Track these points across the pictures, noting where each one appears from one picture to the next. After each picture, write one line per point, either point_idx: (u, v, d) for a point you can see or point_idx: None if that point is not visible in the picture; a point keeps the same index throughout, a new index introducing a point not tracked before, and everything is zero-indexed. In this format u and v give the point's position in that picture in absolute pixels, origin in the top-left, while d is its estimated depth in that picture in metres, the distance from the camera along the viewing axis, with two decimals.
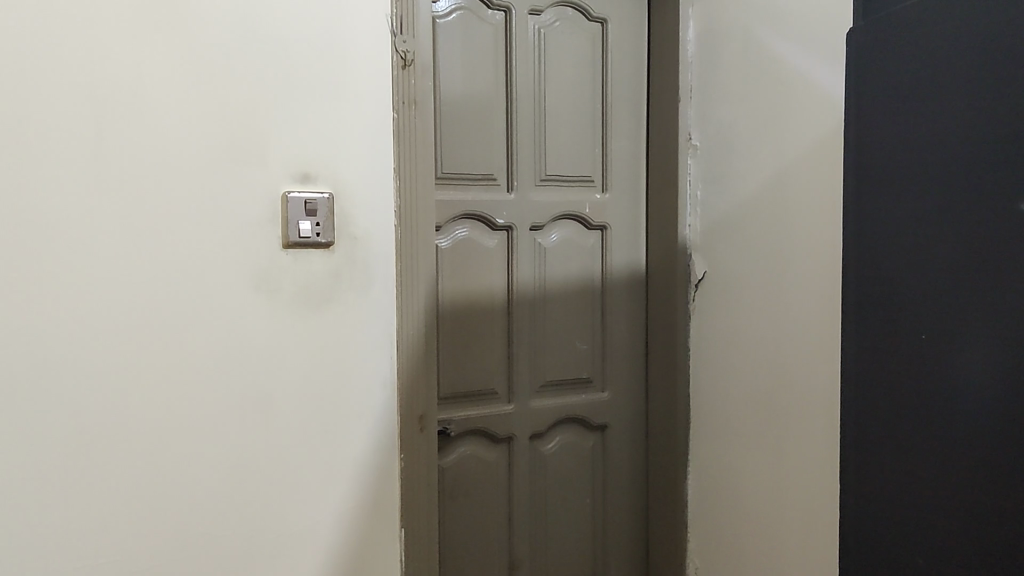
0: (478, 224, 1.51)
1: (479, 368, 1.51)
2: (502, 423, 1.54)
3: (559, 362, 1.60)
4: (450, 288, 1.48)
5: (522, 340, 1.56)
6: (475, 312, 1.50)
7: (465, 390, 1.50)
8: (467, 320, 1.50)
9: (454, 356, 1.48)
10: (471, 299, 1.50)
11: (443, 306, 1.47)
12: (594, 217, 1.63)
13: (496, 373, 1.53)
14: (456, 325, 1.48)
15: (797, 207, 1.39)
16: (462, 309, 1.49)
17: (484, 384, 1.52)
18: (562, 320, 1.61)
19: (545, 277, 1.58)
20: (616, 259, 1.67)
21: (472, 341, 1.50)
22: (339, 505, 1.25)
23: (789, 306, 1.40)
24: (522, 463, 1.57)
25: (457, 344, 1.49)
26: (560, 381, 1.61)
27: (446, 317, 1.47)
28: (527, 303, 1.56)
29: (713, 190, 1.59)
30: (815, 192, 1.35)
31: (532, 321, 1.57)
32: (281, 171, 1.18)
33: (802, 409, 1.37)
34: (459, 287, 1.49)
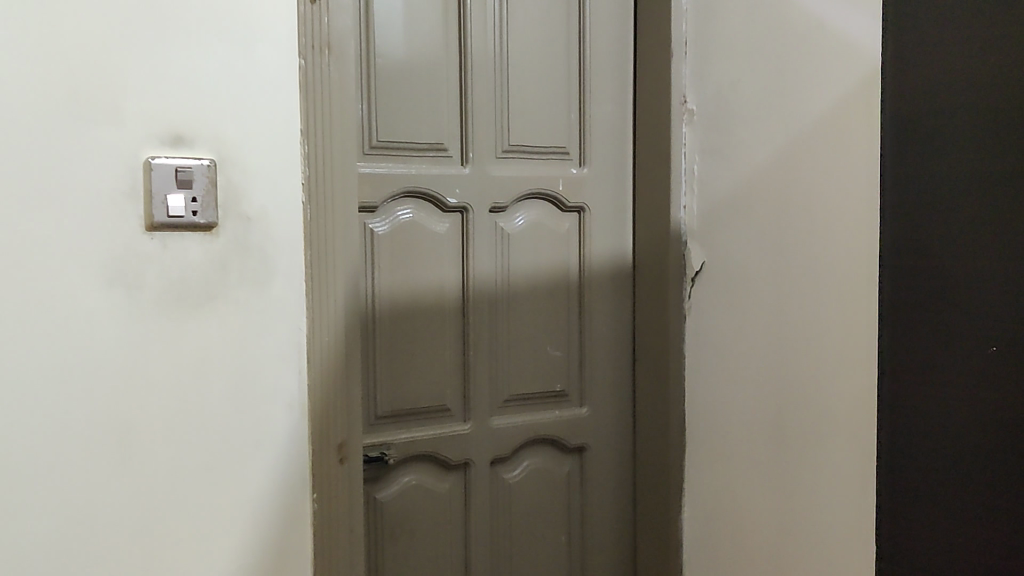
0: (425, 205, 1.24)
1: (425, 379, 1.24)
2: (455, 446, 1.26)
3: (526, 373, 1.33)
4: (388, 281, 1.21)
5: (480, 345, 1.28)
6: (420, 311, 1.24)
7: (407, 406, 1.23)
8: (410, 320, 1.23)
9: (393, 364, 1.21)
10: (414, 295, 1.23)
11: (379, 305, 1.20)
12: (570, 196, 1.36)
13: (447, 386, 1.26)
14: (396, 327, 1.22)
15: (829, 182, 1.12)
16: (403, 308, 1.22)
17: (432, 399, 1.25)
18: (530, 322, 1.33)
19: (508, 269, 1.31)
20: (598, 248, 1.38)
21: (415, 347, 1.23)
22: (230, 560, 0.98)
23: (818, 306, 1.14)
24: (481, 494, 1.30)
25: (397, 350, 1.22)
26: (529, 394, 1.33)
27: (382, 317, 1.20)
28: (485, 300, 1.29)
29: (714, 164, 1.32)
30: (857, 162, 1.07)
31: (492, 323, 1.29)
32: (141, 132, 0.91)
33: (837, 433, 1.11)
34: (399, 281, 1.22)
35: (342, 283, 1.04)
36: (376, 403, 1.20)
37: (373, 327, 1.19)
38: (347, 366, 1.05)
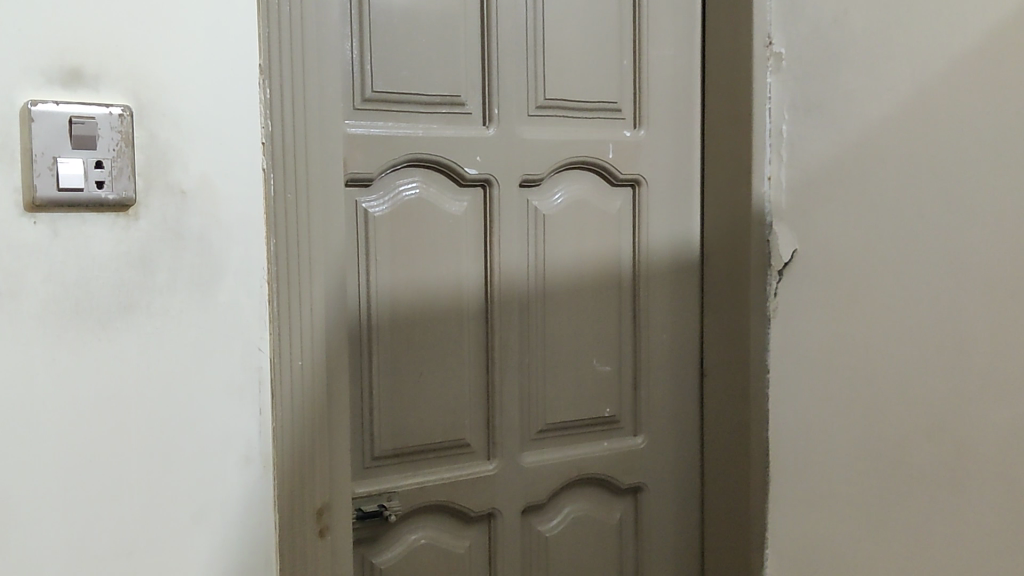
0: (435, 177, 0.95)
1: (436, 407, 0.95)
2: (477, 492, 0.97)
3: (565, 396, 1.03)
4: (388, 279, 0.92)
5: (507, 361, 0.99)
6: (430, 318, 0.95)
7: (413, 442, 0.94)
8: (417, 330, 0.94)
9: (395, 388, 0.92)
10: (423, 296, 0.94)
11: (375, 313, 0.91)
12: (622, 166, 1.05)
13: (466, 415, 0.97)
14: (398, 338, 0.93)
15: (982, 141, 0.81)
16: (407, 313, 0.93)
17: (446, 432, 0.96)
18: (571, 329, 1.03)
19: (543, 261, 1.01)
20: (656, 234, 1.08)
21: (423, 364, 0.94)
22: None
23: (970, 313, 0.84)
24: (511, 552, 1.00)
25: (400, 369, 0.93)
26: (570, 422, 1.03)
27: (381, 327, 0.91)
28: (511, 303, 0.99)
29: (817, 126, 1.01)
30: None
31: (522, 331, 1.00)
32: (13, 61, 0.60)
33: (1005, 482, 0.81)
34: (403, 279, 0.93)
35: (322, 284, 0.74)
36: (372, 440, 0.91)
37: (370, 340, 0.91)
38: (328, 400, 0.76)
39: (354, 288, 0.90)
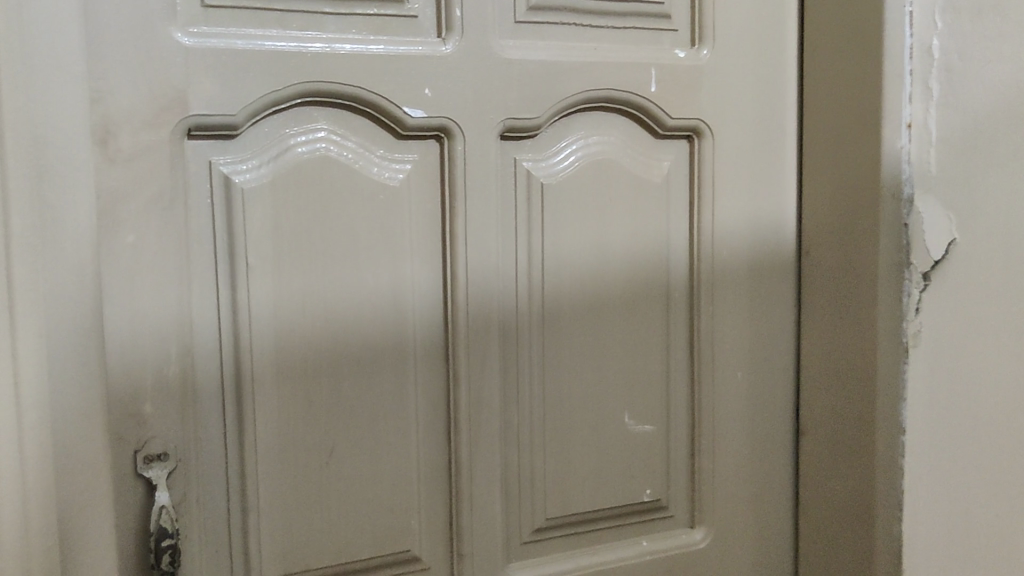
0: (356, 126, 0.57)
1: (357, 505, 0.58)
2: None
3: (579, 476, 0.65)
4: (268, 297, 0.55)
5: (478, 424, 0.61)
6: (343, 360, 0.57)
7: (316, 561, 0.57)
8: (321, 381, 0.57)
9: (283, 477, 0.56)
10: (330, 325, 0.57)
11: (247, 354, 0.55)
12: (676, 106, 0.65)
13: (410, 512, 0.60)
14: (287, 394, 0.56)
15: None
16: (302, 353, 0.56)
17: (375, 542, 0.59)
18: (586, 372, 0.64)
19: (537, 262, 0.62)
20: (728, 213, 0.68)
21: (331, 436, 0.57)
22: None
23: None
24: None
25: (292, 445, 0.56)
26: (588, 514, 0.65)
27: (258, 378, 0.55)
28: (486, 331, 0.61)
29: (1005, 38, 0.62)
30: None
31: (506, 375, 0.62)
32: None
33: None
34: (293, 298, 0.56)
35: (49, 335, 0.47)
36: (249, 561, 0.56)
37: (239, 399, 0.55)
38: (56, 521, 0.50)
39: (208, 313, 0.54)
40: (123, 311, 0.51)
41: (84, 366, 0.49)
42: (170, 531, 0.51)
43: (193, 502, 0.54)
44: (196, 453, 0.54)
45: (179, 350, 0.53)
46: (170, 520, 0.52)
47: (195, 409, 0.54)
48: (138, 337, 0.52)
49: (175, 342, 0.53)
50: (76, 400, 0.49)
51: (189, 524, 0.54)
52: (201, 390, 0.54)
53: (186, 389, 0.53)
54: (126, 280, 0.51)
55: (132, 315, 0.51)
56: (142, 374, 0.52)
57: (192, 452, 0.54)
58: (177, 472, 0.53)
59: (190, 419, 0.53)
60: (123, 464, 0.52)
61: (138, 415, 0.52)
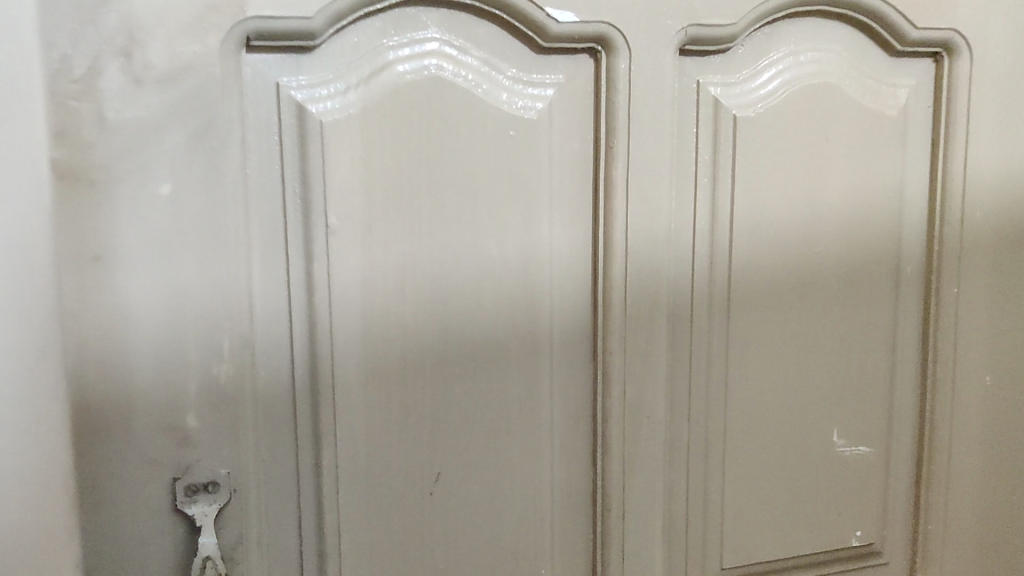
0: (482, 36, 0.41)
1: (473, 550, 0.44)
2: None
3: (767, 513, 0.49)
4: (356, 275, 0.40)
5: (635, 446, 0.45)
6: (456, 358, 0.42)
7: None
8: (426, 387, 0.42)
9: (374, 513, 0.42)
10: (440, 313, 0.42)
11: (326, 351, 0.40)
12: (924, 13, 0.47)
13: (542, 560, 0.45)
14: (383, 405, 0.41)
15: None
16: (402, 351, 0.41)
17: None
18: (782, 378, 0.48)
19: (721, 228, 0.46)
20: (985, 164, 0.49)
21: (438, 459, 0.43)
22: None
23: None
24: None
25: (385, 472, 0.42)
26: (773, 563, 0.50)
27: (341, 384, 0.41)
28: (649, 321, 0.45)
29: None
30: None
31: (674, 381, 0.46)
32: None
33: None
34: (388, 278, 0.40)
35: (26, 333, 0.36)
36: None
37: (316, 411, 0.41)
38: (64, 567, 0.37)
39: (275, 295, 0.40)
40: (158, 289, 0.38)
41: None
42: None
43: (253, 546, 0.40)
44: (257, 481, 0.40)
45: (232, 344, 0.39)
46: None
47: (255, 423, 0.40)
48: (178, 327, 0.38)
49: (228, 333, 0.39)
50: None
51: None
52: (265, 397, 0.40)
53: (244, 397, 0.39)
54: (161, 248, 0.37)
55: (169, 297, 0.38)
56: (184, 375, 0.38)
57: (252, 479, 0.40)
58: (231, 507, 0.40)
59: (249, 438, 0.40)
60: (159, 494, 0.39)
61: (179, 431, 0.39)
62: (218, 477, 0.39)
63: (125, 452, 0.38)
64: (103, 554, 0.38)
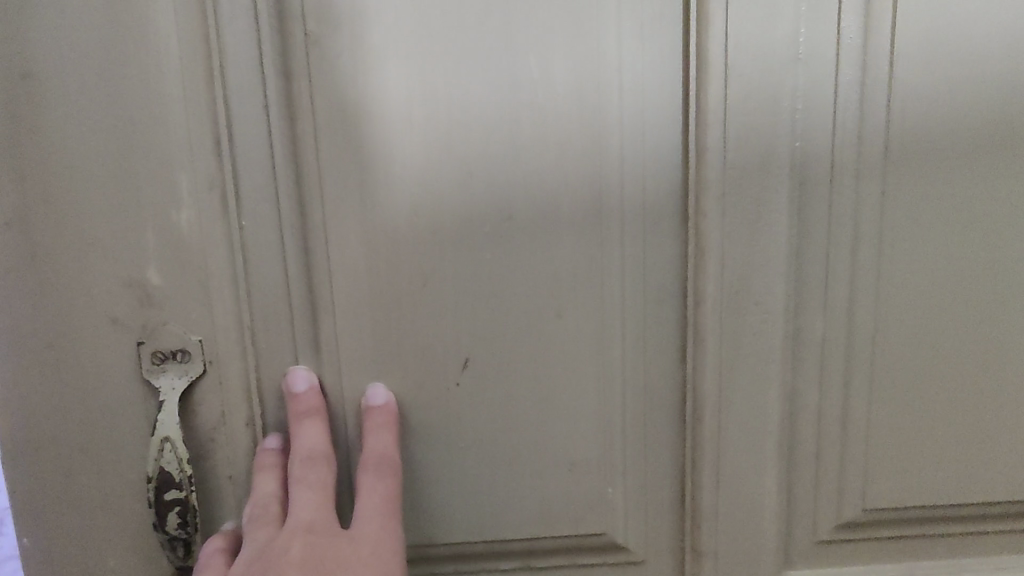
0: None
1: (516, 451, 0.35)
2: None
3: (933, 440, 0.36)
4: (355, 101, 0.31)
5: (736, 341, 0.34)
6: (486, 209, 0.33)
7: (450, 538, 0.36)
8: (447, 245, 0.33)
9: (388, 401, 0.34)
10: (461, 150, 0.32)
11: (313, 195, 0.32)
12: None
13: (609, 470, 0.36)
14: (394, 269, 0.33)
15: None
16: (411, 198, 0.33)
17: (548, 514, 0.36)
18: (969, 259, 0.34)
19: (879, 44, 0.32)
20: None
21: (467, 341, 0.34)
22: None
23: None
24: None
25: (399, 353, 0.34)
26: (944, 509, 0.37)
27: (340, 237, 0.33)
28: (763, 174, 0.33)
29: None
30: None
31: (803, 256, 0.34)
32: None
33: None
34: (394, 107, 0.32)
35: None
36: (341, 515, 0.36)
37: (308, 271, 0.33)
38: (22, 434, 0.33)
39: (245, 127, 0.31)
40: (100, 119, 0.31)
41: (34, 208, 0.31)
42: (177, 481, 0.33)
43: (238, 428, 0.34)
44: (237, 351, 0.33)
45: (195, 184, 0.32)
46: (182, 460, 0.33)
47: (232, 283, 0.33)
48: (127, 163, 0.31)
49: (189, 169, 0.32)
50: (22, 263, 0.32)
51: (232, 463, 0.34)
52: (241, 254, 0.32)
53: (215, 248, 0.32)
54: (99, 66, 0.31)
55: (111, 129, 0.31)
56: (140, 221, 0.32)
57: (232, 349, 0.33)
58: (206, 381, 0.34)
59: (223, 300, 0.33)
60: (124, 363, 0.33)
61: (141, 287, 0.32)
62: (187, 345, 0.33)
63: (78, 310, 0.32)
64: (65, 425, 0.33)
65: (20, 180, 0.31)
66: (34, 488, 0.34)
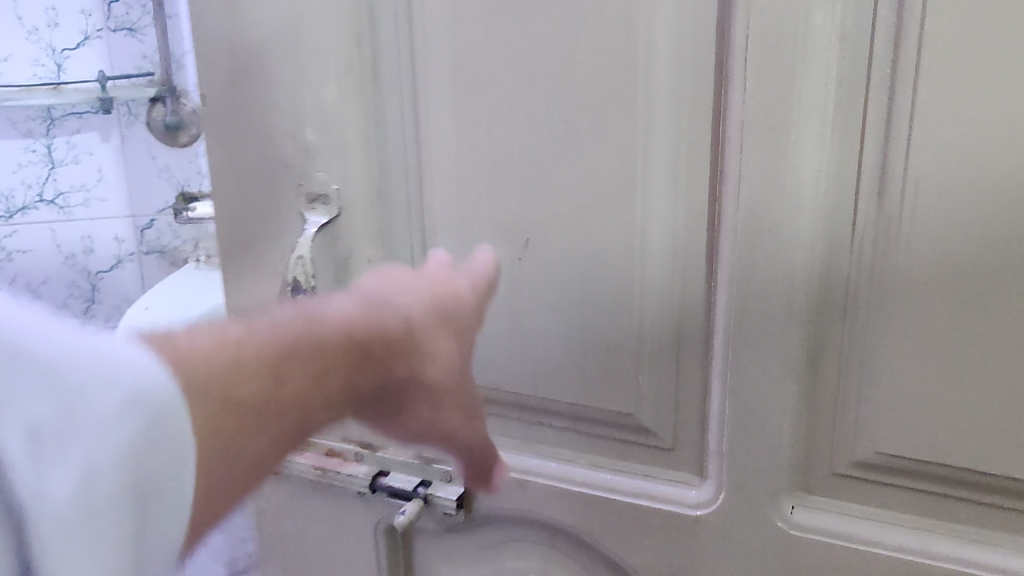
0: None
1: (558, 324, 0.44)
2: (635, 528, 0.45)
3: (943, 409, 0.37)
4: (438, 30, 0.42)
5: (751, 267, 0.39)
6: (545, 123, 0.41)
7: (507, 377, 0.46)
8: (511, 149, 0.42)
9: (466, 262, 0.45)
10: (525, 71, 0.40)
11: (422, 93, 0.43)
12: None
13: (633, 359, 0.43)
14: (475, 161, 0.43)
15: None
16: (486, 105, 0.42)
17: (579, 381, 0.44)
18: (1002, 239, 0.33)
19: (914, 16, 0.33)
20: None
21: (524, 228, 0.43)
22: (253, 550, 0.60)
23: None
24: None
25: (475, 226, 0.44)
26: (959, 480, 0.38)
27: (432, 141, 0.44)
28: (785, 117, 0.36)
29: None
30: None
31: (824, 206, 0.37)
32: None
33: None
34: (450, 47, 0.42)
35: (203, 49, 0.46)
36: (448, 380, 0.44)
37: (418, 150, 0.45)
38: (238, 234, 0.49)
39: (381, 46, 0.44)
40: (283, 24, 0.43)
41: (242, 82, 0.45)
42: (305, 287, 0.47)
43: (362, 264, 0.48)
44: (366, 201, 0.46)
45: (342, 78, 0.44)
46: (309, 274, 0.47)
47: (359, 159, 0.46)
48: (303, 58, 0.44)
49: None
50: (240, 120, 0.46)
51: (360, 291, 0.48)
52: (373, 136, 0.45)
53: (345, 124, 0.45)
54: None
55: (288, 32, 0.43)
56: (302, 101, 0.44)
57: (358, 204, 0.46)
58: (341, 222, 0.47)
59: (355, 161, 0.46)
60: (293, 199, 0.47)
61: (296, 154, 0.46)
62: (325, 192, 0.46)
63: (252, 164, 0.47)
64: (261, 236, 0.48)
65: (237, 65, 0.45)
66: (245, 278, 0.50)
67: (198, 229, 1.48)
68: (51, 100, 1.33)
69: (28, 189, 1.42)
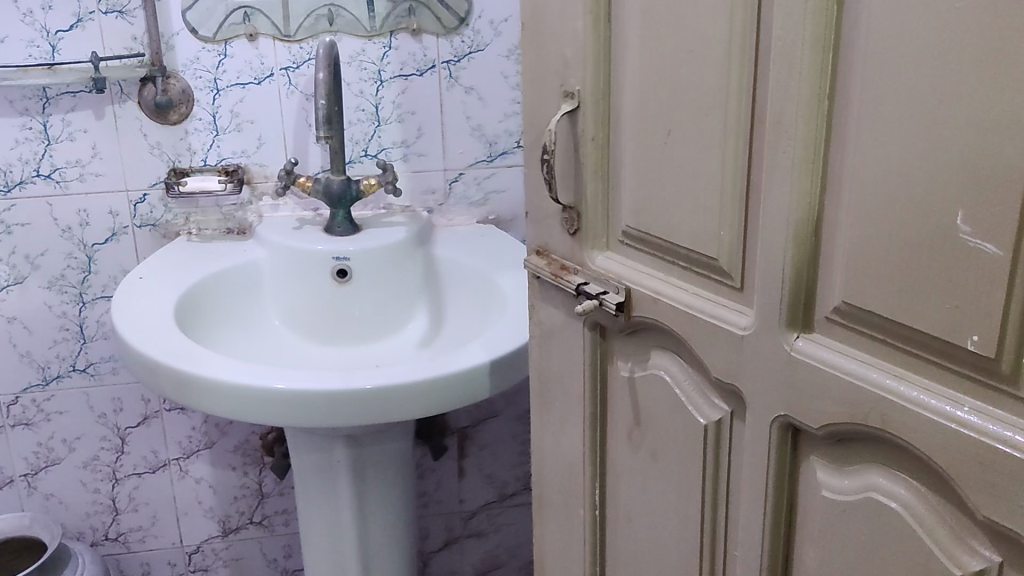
0: None
1: (682, 195, 0.76)
2: (711, 333, 0.76)
3: (866, 280, 0.63)
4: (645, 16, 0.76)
5: (771, 178, 0.67)
6: (686, 76, 0.73)
7: (657, 223, 0.79)
8: (670, 87, 0.74)
9: (643, 148, 0.78)
10: (682, 44, 0.73)
11: (633, 49, 0.77)
12: None
13: (712, 222, 0.74)
14: (653, 93, 0.76)
15: None
16: (662, 60, 0.75)
17: (690, 230, 0.76)
18: (893, 172, 0.60)
19: (855, 44, 0.60)
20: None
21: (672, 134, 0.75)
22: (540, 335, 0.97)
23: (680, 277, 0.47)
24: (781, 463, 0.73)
25: (648, 129, 0.77)
26: (878, 328, 0.64)
27: (633, 75, 0.78)
28: (788, 93, 0.65)
29: None
30: None
31: (809, 152, 0.64)
32: None
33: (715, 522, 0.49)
34: (640, 28, 0.76)
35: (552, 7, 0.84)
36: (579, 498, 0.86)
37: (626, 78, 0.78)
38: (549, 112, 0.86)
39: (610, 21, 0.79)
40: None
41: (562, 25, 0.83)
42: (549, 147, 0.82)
43: (588, 146, 0.83)
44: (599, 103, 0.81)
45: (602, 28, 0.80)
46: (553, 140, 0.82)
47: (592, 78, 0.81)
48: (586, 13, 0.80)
49: None
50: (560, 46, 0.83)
51: (587, 160, 0.83)
52: (604, 70, 0.80)
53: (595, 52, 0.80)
54: None
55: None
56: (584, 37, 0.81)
57: (591, 106, 0.82)
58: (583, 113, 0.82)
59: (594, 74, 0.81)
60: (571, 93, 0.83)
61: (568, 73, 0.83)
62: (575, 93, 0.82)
63: (550, 79, 0.85)
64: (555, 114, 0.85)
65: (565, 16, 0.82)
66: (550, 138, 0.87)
67: (187, 203, 1.63)
68: (45, 78, 1.47)
69: (24, 164, 1.56)
